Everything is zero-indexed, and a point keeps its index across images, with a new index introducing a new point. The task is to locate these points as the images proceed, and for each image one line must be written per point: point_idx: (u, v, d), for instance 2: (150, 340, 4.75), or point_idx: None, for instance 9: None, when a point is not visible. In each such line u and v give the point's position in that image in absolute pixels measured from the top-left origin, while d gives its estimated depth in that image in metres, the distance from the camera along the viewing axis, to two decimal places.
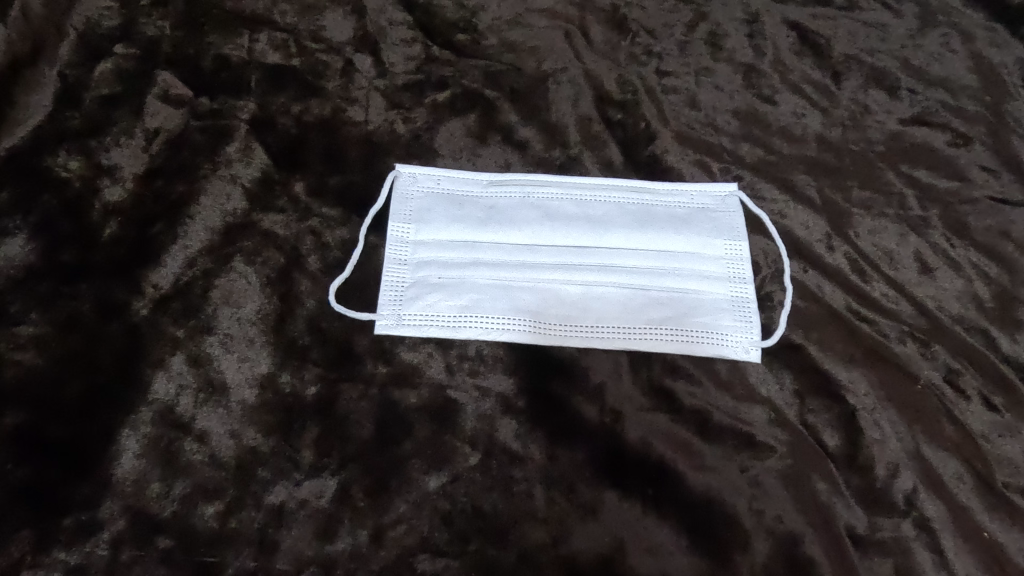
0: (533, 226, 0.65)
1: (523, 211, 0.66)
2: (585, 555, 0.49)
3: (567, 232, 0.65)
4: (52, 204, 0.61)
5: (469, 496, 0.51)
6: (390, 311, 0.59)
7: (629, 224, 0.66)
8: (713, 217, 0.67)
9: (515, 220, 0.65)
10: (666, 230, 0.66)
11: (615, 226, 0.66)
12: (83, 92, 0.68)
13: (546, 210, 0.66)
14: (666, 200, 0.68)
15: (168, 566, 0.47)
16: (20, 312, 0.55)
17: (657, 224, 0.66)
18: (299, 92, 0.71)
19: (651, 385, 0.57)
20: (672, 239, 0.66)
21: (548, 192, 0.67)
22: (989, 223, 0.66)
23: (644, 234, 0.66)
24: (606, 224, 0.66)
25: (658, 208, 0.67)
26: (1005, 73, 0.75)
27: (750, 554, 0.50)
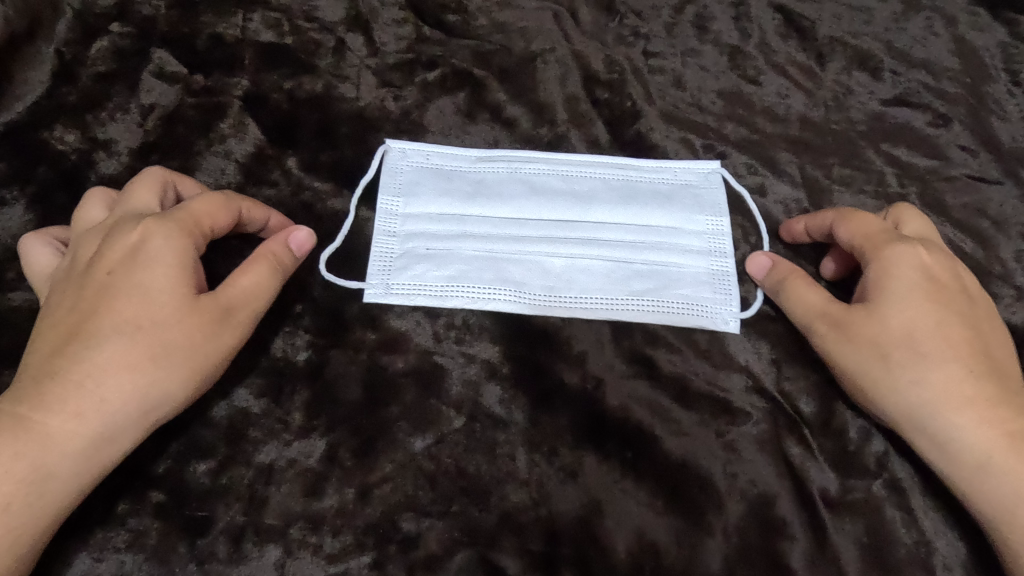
0: (515, 200, 0.67)
1: (511, 186, 0.68)
2: (565, 516, 0.51)
3: (554, 207, 0.67)
4: (49, 176, 0.63)
5: (453, 457, 0.52)
6: (379, 280, 0.61)
7: (613, 200, 0.68)
8: (696, 194, 0.68)
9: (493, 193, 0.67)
10: (650, 206, 0.68)
11: (599, 202, 0.67)
12: (80, 69, 0.70)
13: (533, 185, 0.68)
14: (651, 176, 0.69)
15: (162, 519, 0.50)
16: (17, 278, 0.59)
17: (641, 201, 0.68)
18: (292, 70, 0.72)
19: (632, 353, 0.58)
20: (655, 214, 0.67)
21: (535, 168, 0.69)
22: (965, 200, 0.69)
23: (627, 210, 0.67)
24: (591, 200, 0.67)
25: (642, 184, 0.69)
26: (986, 55, 0.77)
27: (724, 515, 0.51)
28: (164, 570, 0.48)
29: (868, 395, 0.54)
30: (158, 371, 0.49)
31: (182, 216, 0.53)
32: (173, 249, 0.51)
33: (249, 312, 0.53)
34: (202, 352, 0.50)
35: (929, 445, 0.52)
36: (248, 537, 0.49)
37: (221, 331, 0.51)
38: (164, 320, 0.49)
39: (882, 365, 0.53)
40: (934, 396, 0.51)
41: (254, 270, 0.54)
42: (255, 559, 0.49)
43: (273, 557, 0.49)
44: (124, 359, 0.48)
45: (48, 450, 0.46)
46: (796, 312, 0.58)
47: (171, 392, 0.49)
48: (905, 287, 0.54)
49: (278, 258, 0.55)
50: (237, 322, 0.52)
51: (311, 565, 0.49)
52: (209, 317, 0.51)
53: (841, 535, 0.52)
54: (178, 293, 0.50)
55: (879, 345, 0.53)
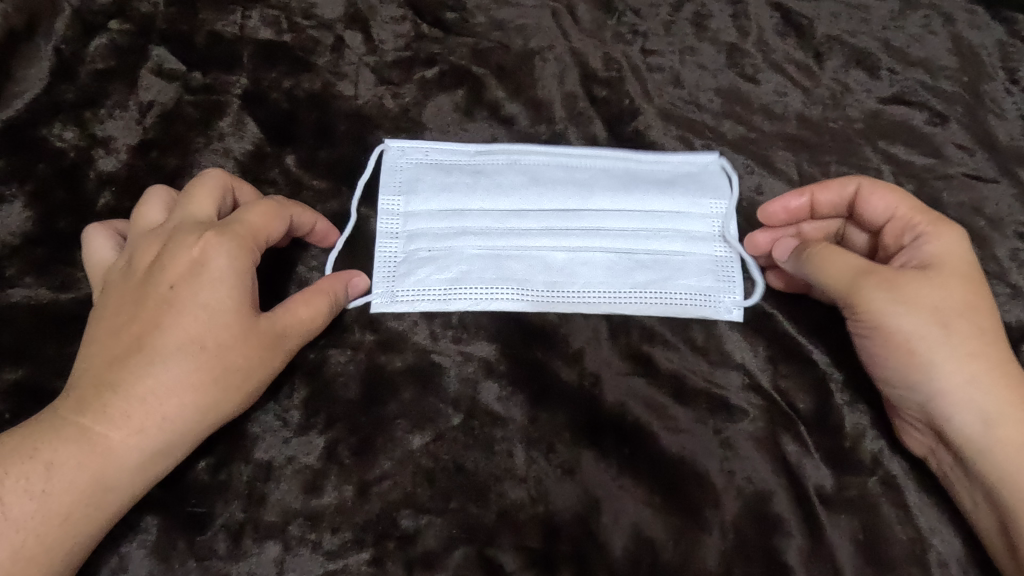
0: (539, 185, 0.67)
1: (510, 176, 0.68)
2: (563, 513, 0.51)
3: (554, 197, 0.67)
4: (48, 173, 0.64)
5: (451, 455, 0.53)
6: (384, 288, 0.61)
7: (615, 189, 0.67)
8: (697, 181, 0.69)
9: (515, 179, 0.68)
10: (655, 197, 0.68)
11: (600, 191, 0.67)
12: (79, 66, 0.70)
13: (533, 176, 0.68)
14: (651, 165, 0.70)
15: (162, 515, 0.50)
16: (16, 275, 0.59)
17: (642, 191, 0.68)
18: (290, 67, 0.71)
19: (629, 350, 0.58)
20: (657, 204, 0.67)
21: (535, 159, 0.69)
22: (962, 199, 0.69)
23: (630, 200, 0.67)
24: (592, 189, 0.67)
25: (643, 172, 0.69)
26: (984, 54, 0.77)
27: (721, 512, 0.52)
28: (165, 566, 0.49)
29: (920, 361, 0.52)
30: (216, 392, 0.49)
31: (241, 232, 0.52)
32: (234, 267, 0.51)
33: (305, 334, 0.54)
34: (256, 374, 0.51)
35: (973, 419, 0.51)
36: (247, 534, 0.50)
37: (277, 353, 0.52)
38: (227, 342, 0.49)
39: (942, 330, 0.52)
40: (985, 369, 0.51)
41: (314, 302, 0.54)
42: (254, 555, 0.49)
43: (272, 554, 0.49)
44: (187, 379, 0.48)
45: (110, 464, 0.46)
46: (838, 275, 0.55)
47: (226, 411, 0.50)
48: (956, 262, 0.55)
49: (333, 288, 0.56)
50: (289, 346, 0.53)
51: (311, 561, 0.49)
52: (265, 343, 0.51)
53: (836, 531, 0.52)
54: (239, 314, 0.50)
55: (939, 312, 0.52)
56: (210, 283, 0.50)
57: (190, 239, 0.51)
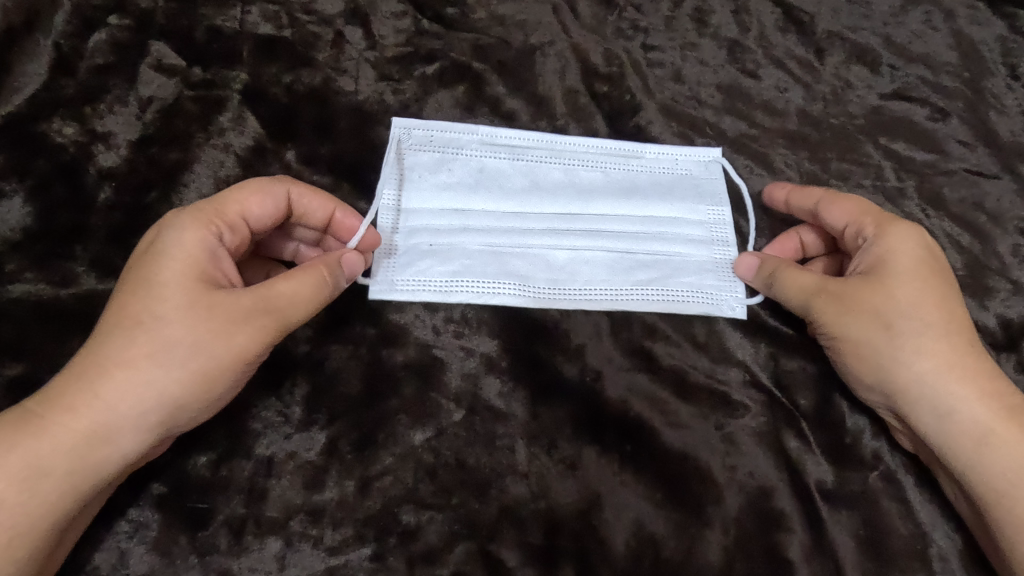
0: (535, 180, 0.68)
1: (513, 178, 0.68)
2: (565, 509, 0.51)
3: (555, 201, 0.67)
4: (48, 168, 0.63)
5: (453, 450, 0.53)
6: (384, 277, 0.61)
7: (615, 193, 0.68)
8: (697, 184, 0.69)
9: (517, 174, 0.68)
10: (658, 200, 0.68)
11: (601, 195, 0.68)
12: (79, 61, 0.69)
13: (534, 178, 0.68)
14: (652, 166, 0.70)
15: (163, 511, 0.50)
16: (16, 271, 0.59)
17: (643, 194, 0.68)
18: (290, 62, 0.71)
19: (631, 346, 0.58)
20: (657, 206, 0.68)
21: (538, 159, 0.69)
22: (963, 195, 0.69)
23: (630, 203, 0.68)
24: (592, 193, 0.68)
25: (644, 175, 0.70)
26: (985, 49, 0.77)
27: (723, 507, 0.52)
28: (166, 562, 0.49)
29: (870, 363, 0.54)
30: (156, 369, 0.48)
31: (203, 209, 0.53)
32: (185, 241, 0.51)
33: (278, 312, 0.51)
34: (209, 351, 0.49)
35: (931, 417, 0.52)
36: (249, 530, 0.49)
37: (238, 327, 0.50)
38: (166, 315, 0.49)
39: (885, 334, 0.54)
40: (937, 365, 0.53)
41: (292, 277, 0.52)
42: (255, 551, 0.49)
43: (274, 549, 0.49)
44: (124, 355, 0.48)
45: (43, 445, 0.46)
46: (793, 295, 0.58)
47: (179, 391, 0.48)
48: (906, 261, 0.56)
49: (322, 267, 0.53)
50: (259, 326, 0.50)
51: (312, 556, 0.49)
52: (218, 316, 0.49)
53: (838, 526, 0.52)
54: (185, 287, 0.50)
55: (885, 316, 0.54)
56: (160, 259, 0.51)
57: (158, 226, 0.54)
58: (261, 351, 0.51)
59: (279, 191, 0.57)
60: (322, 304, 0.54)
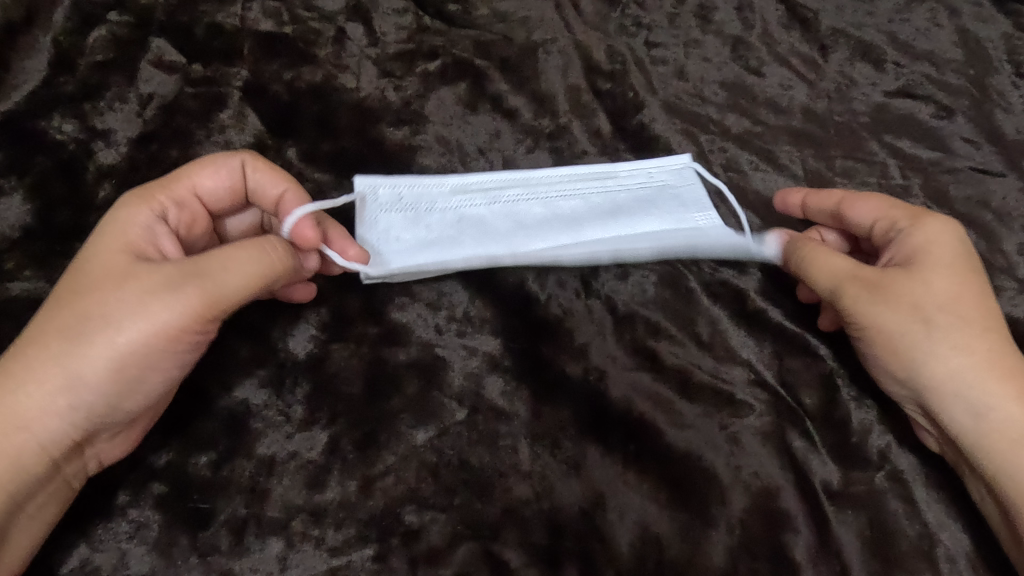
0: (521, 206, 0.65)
1: (494, 220, 0.64)
2: (568, 509, 0.50)
3: (545, 237, 0.63)
4: (47, 165, 0.63)
5: (455, 450, 0.52)
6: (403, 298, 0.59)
7: (599, 218, 0.65)
8: (675, 193, 0.67)
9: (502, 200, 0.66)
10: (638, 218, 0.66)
11: (586, 223, 0.65)
12: (78, 58, 0.69)
13: (515, 216, 0.65)
14: (629, 183, 0.68)
15: (162, 511, 0.49)
16: (14, 269, 0.58)
17: (628, 215, 0.66)
18: (292, 59, 0.71)
19: (634, 344, 0.58)
20: (645, 223, 0.65)
21: (513, 195, 0.66)
22: (969, 193, 0.69)
23: (618, 224, 0.65)
24: (578, 221, 0.65)
25: (623, 196, 0.67)
26: (990, 47, 0.76)
27: (728, 507, 0.51)
28: (167, 563, 0.48)
29: (902, 353, 0.55)
30: (77, 341, 0.50)
31: (143, 192, 0.57)
32: (121, 219, 0.55)
33: (201, 285, 0.51)
34: (126, 321, 0.50)
35: (963, 414, 0.53)
36: (249, 530, 0.49)
37: (154, 299, 0.50)
38: (89, 289, 0.51)
39: (922, 325, 0.55)
40: (972, 362, 0.53)
41: (220, 250, 0.53)
42: (257, 552, 0.48)
43: (275, 550, 0.48)
44: (48, 328, 0.50)
45: None
46: (822, 278, 0.58)
47: (87, 367, 0.49)
48: (942, 254, 0.57)
49: (255, 241, 0.54)
50: (181, 295, 0.50)
51: (314, 558, 0.48)
52: (137, 286, 0.50)
53: (844, 527, 0.52)
54: (113, 264, 0.52)
55: (921, 306, 0.55)
56: (96, 242, 0.54)
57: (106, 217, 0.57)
58: (188, 329, 0.51)
59: (227, 166, 0.60)
60: (260, 284, 0.53)
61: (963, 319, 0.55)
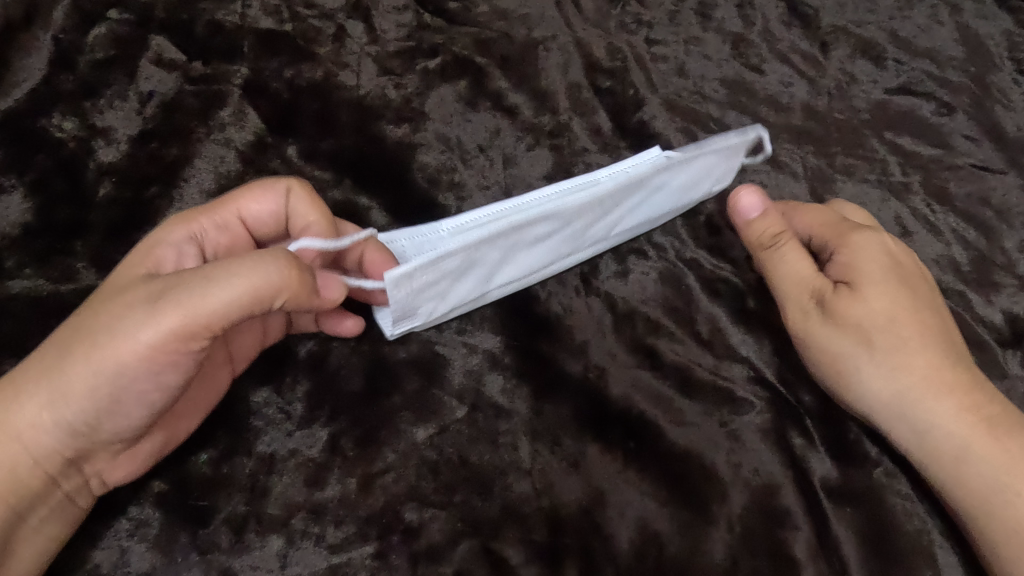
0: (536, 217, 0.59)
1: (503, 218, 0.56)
2: (568, 506, 0.50)
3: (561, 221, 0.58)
4: (48, 163, 0.63)
5: (455, 447, 0.52)
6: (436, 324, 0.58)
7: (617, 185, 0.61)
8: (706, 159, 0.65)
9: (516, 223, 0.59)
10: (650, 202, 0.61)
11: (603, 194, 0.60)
12: (78, 56, 0.69)
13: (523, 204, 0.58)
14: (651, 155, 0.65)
15: (163, 509, 0.49)
16: (16, 267, 0.58)
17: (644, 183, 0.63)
18: (292, 57, 0.71)
19: (635, 342, 0.58)
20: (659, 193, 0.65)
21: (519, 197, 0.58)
22: (969, 189, 0.68)
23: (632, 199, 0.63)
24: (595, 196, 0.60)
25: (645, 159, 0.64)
26: (991, 44, 0.76)
27: (728, 505, 0.51)
28: (167, 559, 0.48)
29: (848, 375, 0.56)
30: (69, 352, 0.48)
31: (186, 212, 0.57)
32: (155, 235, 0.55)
33: (178, 301, 0.47)
34: (107, 339, 0.48)
35: (907, 433, 0.54)
36: (250, 527, 0.49)
37: (134, 314, 0.47)
38: (95, 302, 0.50)
39: (865, 348, 0.56)
40: (912, 382, 0.55)
41: (214, 264, 0.48)
42: (257, 549, 0.48)
43: (276, 547, 0.49)
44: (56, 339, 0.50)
45: None
46: (780, 289, 0.60)
47: (69, 382, 0.48)
48: (875, 269, 0.58)
49: (245, 256, 0.48)
50: (161, 313, 0.47)
51: (314, 554, 0.48)
52: (131, 300, 0.48)
53: (843, 524, 0.52)
54: (126, 279, 0.51)
55: (864, 329, 0.57)
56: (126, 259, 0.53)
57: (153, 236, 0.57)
58: (171, 347, 0.48)
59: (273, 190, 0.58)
60: (249, 302, 0.47)
61: (906, 337, 0.56)
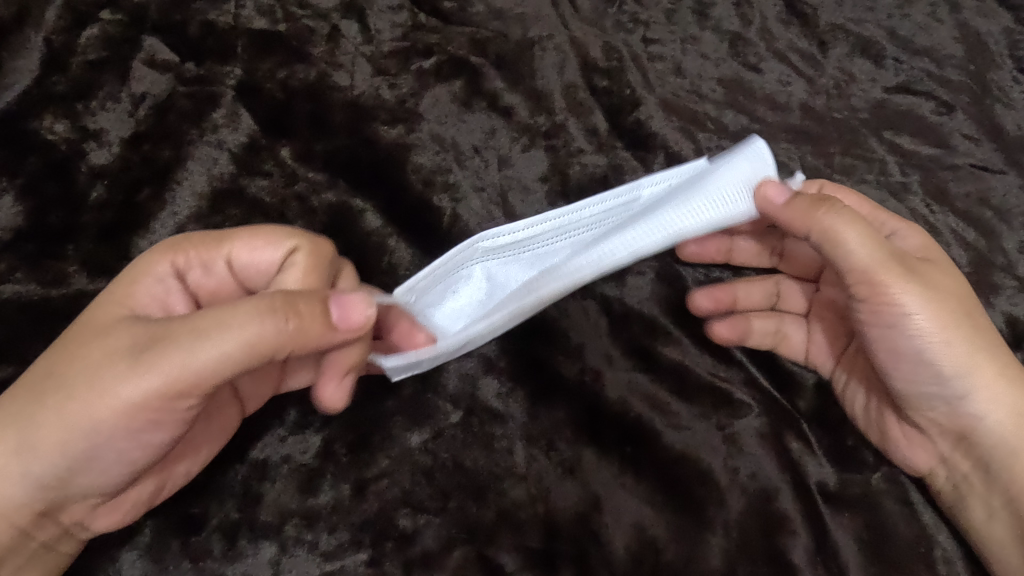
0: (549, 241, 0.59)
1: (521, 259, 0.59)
2: (564, 513, 0.50)
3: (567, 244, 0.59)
4: (38, 166, 0.62)
5: (449, 452, 0.52)
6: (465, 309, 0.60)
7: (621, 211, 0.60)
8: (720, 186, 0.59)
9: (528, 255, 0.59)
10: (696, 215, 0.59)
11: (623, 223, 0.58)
12: (70, 57, 0.67)
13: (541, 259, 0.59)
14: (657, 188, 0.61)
15: (155, 516, 0.49)
16: (6, 271, 0.59)
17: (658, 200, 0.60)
18: (285, 58, 0.70)
19: (631, 344, 0.57)
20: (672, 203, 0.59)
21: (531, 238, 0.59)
22: (969, 189, 0.69)
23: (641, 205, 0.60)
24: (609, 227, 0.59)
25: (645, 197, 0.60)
26: (992, 42, 0.76)
27: (726, 510, 0.50)
28: (159, 567, 0.48)
29: (949, 347, 0.57)
30: (44, 405, 0.46)
31: (171, 243, 0.53)
32: (143, 266, 0.52)
33: (163, 357, 0.45)
34: (87, 395, 0.45)
35: (1004, 412, 0.57)
36: (242, 534, 0.49)
37: (117, 368, 0.45)
38: (71, 349, 0.47)
39: (967, 320, 0.57)
40: (1002, 360, 0.57)
41: (204, 315, 0.46)
42: (249, 556, 0.48)
43: (268, 555, 0.48)
44: (28, 383, 0.47)
45: None
46: (866, 252, 0.55)
47: (43, 437, 0.45)
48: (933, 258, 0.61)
49: (241, 307, 0.45)
50: (147, 375, 0.45)
51: (307, 562, 0.48)
52: (112, 353, 0.46)
53: (841, 529, 0.51)
54: (108, 322, 0.48)
55: (964, 304, 0.58)
56: (110, 295, 0.51)
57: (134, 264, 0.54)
58: (155, 405, 0.45)
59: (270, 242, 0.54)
60: (240, 356, 0.45)
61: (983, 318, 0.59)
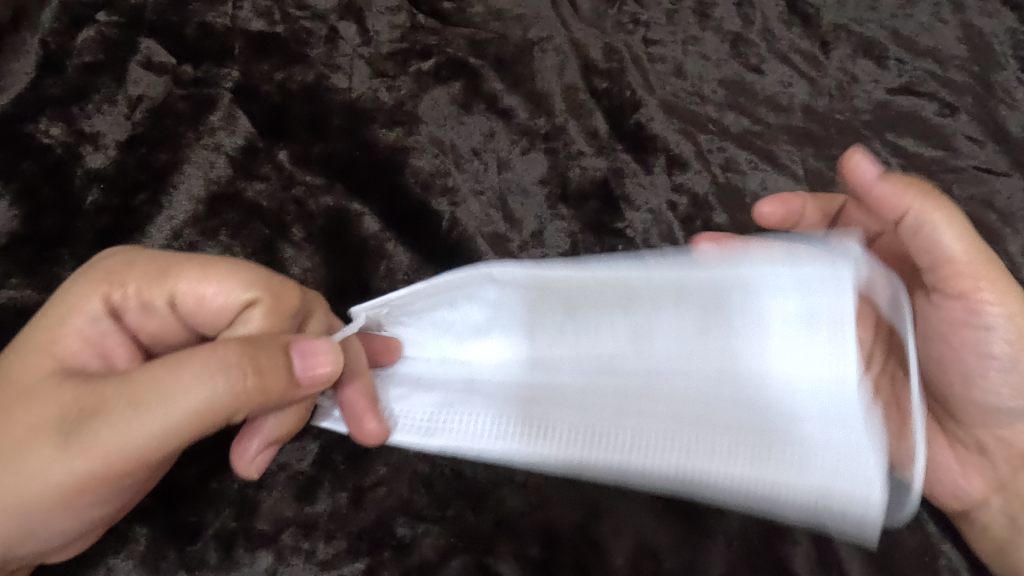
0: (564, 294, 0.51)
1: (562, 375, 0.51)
2: (562, 522, 0.50)
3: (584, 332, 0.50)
4: (35, 170, 0.61)
5: (447, 460, 0.51)
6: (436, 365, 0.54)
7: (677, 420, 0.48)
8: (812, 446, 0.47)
9: (550, 318, 0.51)
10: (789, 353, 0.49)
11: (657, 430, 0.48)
12: (67, 60, 0.67)
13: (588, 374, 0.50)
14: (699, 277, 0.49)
15: (150, 525, 0.49)
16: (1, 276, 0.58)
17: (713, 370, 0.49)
18: (282, 60, 0.69)
19: None
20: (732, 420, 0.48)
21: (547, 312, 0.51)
22: (972, 193, 0.67)
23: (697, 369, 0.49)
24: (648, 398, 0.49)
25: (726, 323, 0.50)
26: (995, 42, 0.75)
27: (725, 519, 0.50)
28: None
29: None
30: None
31: (98, 273, 0.50)
32: (75, 303, 0.50)
33: (97, 438, 0.42)
34: (20, 481, 0.43)
35: None
36: (239, 543, 0.48)
37: (46, 447, 0.43)
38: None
39: None
40: None
41: (137, 380, 0.43)
42: (246, 565, 0.48)
43: (265, 564, 0.48)
44: None
45: None
46: (961, 249, 0.56)
47: None
48: None
49: (177, 376, 0.42)
50: (88, 461, 0.42)
51: (305, 571, 0.48)
52: (38, 431, 0.43)
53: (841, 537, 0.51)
54: (34, 386, 0.45)
55: None
56: (32, 339, 0.48)
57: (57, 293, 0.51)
58: (95, 482, 0.43)
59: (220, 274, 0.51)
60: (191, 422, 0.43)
61: None
